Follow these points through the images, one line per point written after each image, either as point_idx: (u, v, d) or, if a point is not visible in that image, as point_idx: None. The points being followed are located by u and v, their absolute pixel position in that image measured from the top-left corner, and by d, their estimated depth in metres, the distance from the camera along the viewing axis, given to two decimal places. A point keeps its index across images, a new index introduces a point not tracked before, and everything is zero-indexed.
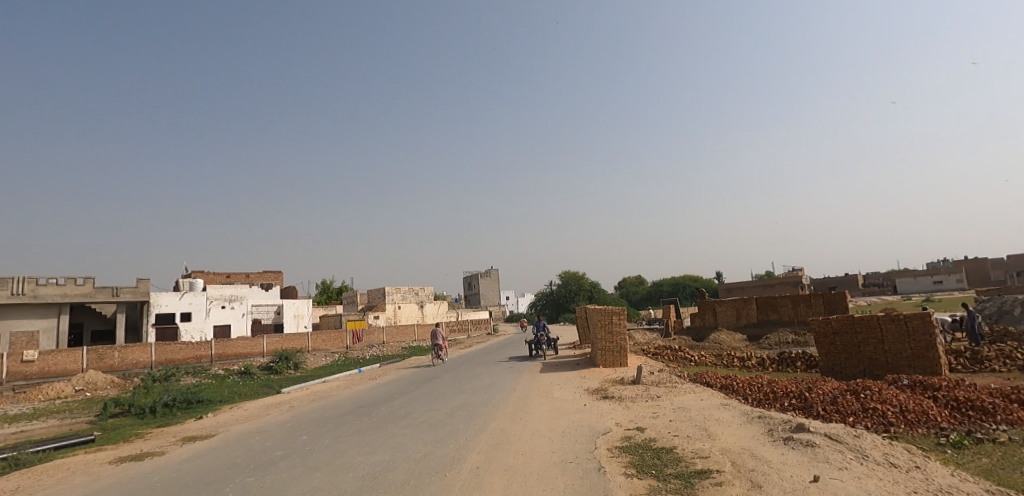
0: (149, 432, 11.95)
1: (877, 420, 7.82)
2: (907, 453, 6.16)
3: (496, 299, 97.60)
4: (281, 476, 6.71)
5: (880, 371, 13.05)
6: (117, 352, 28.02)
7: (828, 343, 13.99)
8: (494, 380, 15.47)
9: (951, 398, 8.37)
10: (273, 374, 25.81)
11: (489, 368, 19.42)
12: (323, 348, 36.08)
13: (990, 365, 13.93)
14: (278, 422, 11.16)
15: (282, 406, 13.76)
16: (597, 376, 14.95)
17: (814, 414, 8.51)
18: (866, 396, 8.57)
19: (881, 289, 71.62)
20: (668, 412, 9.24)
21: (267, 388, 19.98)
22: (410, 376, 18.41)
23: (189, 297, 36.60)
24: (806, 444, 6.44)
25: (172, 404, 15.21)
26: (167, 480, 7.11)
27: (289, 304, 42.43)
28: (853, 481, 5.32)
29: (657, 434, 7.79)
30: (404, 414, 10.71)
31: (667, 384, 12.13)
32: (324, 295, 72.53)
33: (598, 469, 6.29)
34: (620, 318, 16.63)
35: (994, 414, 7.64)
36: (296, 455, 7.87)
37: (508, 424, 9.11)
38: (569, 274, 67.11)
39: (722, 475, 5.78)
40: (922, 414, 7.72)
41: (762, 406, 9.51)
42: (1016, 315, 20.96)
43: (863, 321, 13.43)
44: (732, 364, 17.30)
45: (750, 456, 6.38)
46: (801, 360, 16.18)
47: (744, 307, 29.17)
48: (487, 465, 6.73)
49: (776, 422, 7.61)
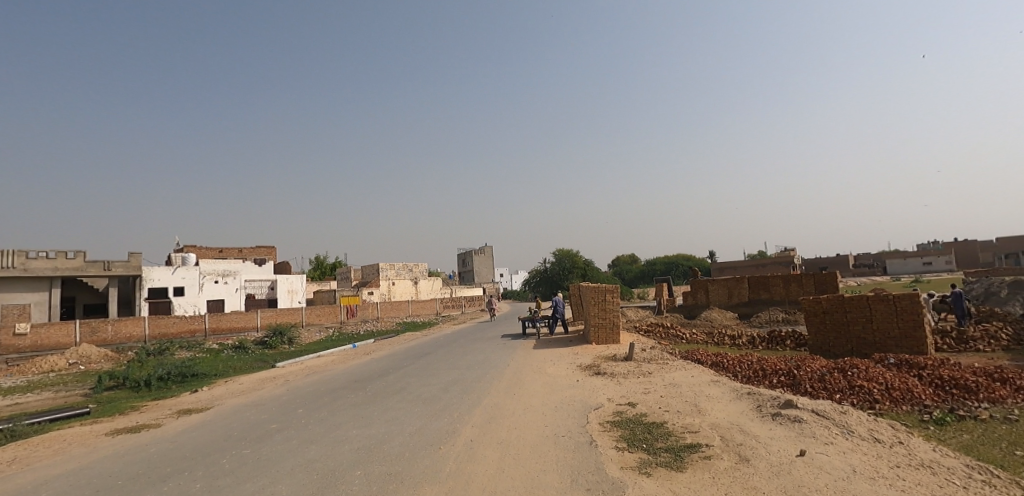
0: (143, 405, 11.98)
1: (863, 397, 7.98)
2: (891, 429, 6.30)
3: (490, 275, 97.99)
4: (277, 449, 6.79)
5: (867, 350, 13.25)
6: (111, 326, 27.99)
7: (819, 322, 14.17)
8: (488, 356, 15.51)
9: (935, 376, 8.53)
10: (267, 349, 25.86)
11: (484, 344, 19.64)
12: (317, 323, 36.10)
13: (975, 345, 14.19)
14: (274, 396, 11.26)
15: (278, 380, 13.92)
16: (590, 353, 15.03)
17: (802, 390, 8.66)
18: (853, 374, 8.71)
19: (871, 270, 72.55)
20: (660, 388, 9.37)
21: (261, 362, 20.08)
22: (403, 352, 18.47)
23: (182, 271, 36.52)
24: (793, 420, 6.58)
25: (168, 377, 15.25)
26: (162, 452, 7.16)
27: (282, 280, 42.28)
28: (838, 456, 5.46)
29: (648, 409, 7.92)
30: (399, 388, 10.79)
31: (659, 361, 12.27)
32: (317, 271, 72.60)
33: (590, 443, 6.41)
34: (614, 295, 16.83)
35: (977, 393, 7.83)
36: (292, 428, 7.95)
37: (502, 399, 9.22)
38: (562, 252, 67.52)
39: (711, 449, 5.91)
40: (907, 392, 7.89)
41: (751, 383, 9.66)
42: (1002, 297, 21.24)
43: (853, 301, 13.57)
44: (722, 342, 17.57)
45: (739, 431, 6.51)
46: (790, 338, 16.42)
47: (736, 286, 29.42)
48: (481, 439, 6.84)
49: (765, 398, 7.76)
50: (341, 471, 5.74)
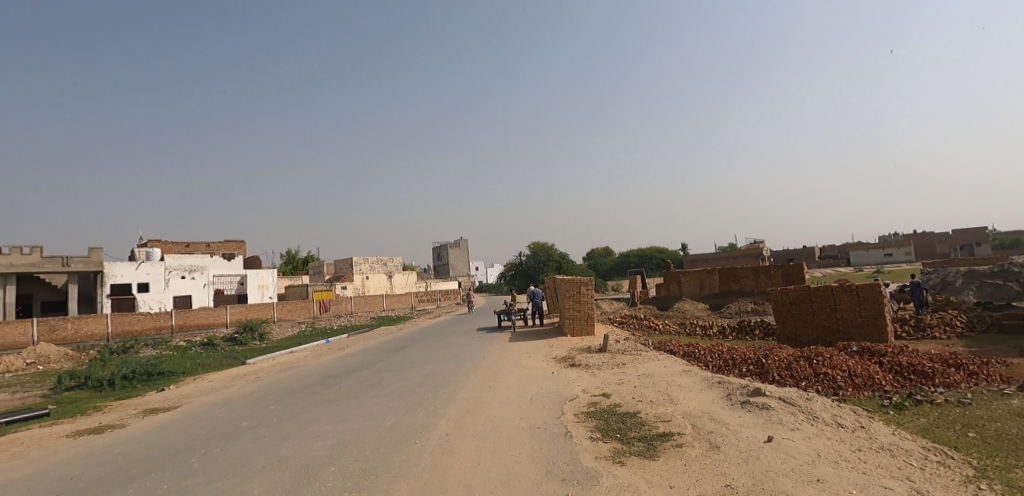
0: (107, 405, 11.61)
1: (827, 384, 8.25)
2: (853, 414, 6.54)
3: (465, 269, 97.75)
4: (248, 447, 6.67)
5: (832, 338, 13.68)
6: (71, 324, 27.00)
7: (786, 312, 14.56)
8: (464, 350, 15.50)
9: (895, 363, 8.88)
10: (237, 346, 25.34)
11: (460, 337, 19.62)
12: (289, 319, 35.51)
13: (932, 333, 14.81)
14: (245, 393, 11.06)
15: (249, 377, 13.66)
16: (565, 345, 15.15)
17: (770, 379, 8.90)
18: (818, 362, 9.00)
19: (836, 261, 74.86)
20: (633, 379, 9.51)
21: (231, 359, 19.63)
22: (378, 346, 18.32)
23: (146, 267, 35.42)
24: (761, 407, 6.76)
25: (132, 376, 14.81)
26: (128, 453, 6.96)
27: (252, 275, 41.39)
28: (804, 441, 5.63)
29: (622, 399, 8.03)
30: (374, 384, 10.70)
31: (632, 352, 12.45)
32: (288, 266, 71.26)
33: (565, 433, 6.48)
34: (588, 288, 16.99)
35: (934, 378, 8.18)
36: (264, 426, 7.82)
37: (478, 392, 9.23)
38: (537, 245, 67.67)
39: (683, 437, 6.04)
40: (868, 378, 8.19)
41: (722, 372, 9.90)
42: (957, 286, 22.18)
43: (819, 291, 13.99)
44: (694, 332, 17.93)
45: (710, 419, 6.67)
46: (759, 328, 16.85)
47: (707, 278, 30.00)
48: (457, 432, 6.84)
49: (735, 387, 7.95)
50: (315, 468, 5.67)
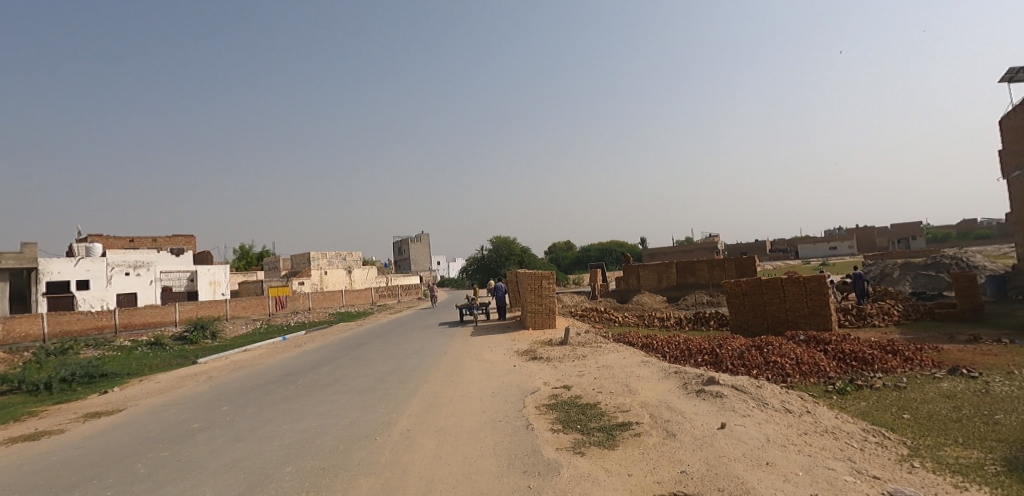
0: (44, 409, 10.98)
1: (777, 371, 8.62)
2: (800, 399, 6.86)
3: (426, 263, 96.92)
4: (200, 449, 6.44)
5: (781, 327, 14.28)
6: (2, 325, 25.35)
7: (738, 303, 15.10)
8: (426, 345, 15.40)
9: (838, 350, 9.36)
10: (187, 345, 24.36)
11: (421, 332, 19.48)
12: (243, 316, 34.39)
13: (872, 321, 15.67)
14: (196, 393, 10.66)
15: (200, 377, 13.18)
16: (527, 338, 15.26)
17: (723, 368, 9.23)
18: (768, 351, 9.39)
19: (785, 254, 78.05)
20: (594, 370, 9.68)
21: (181, 359, 18.88)
22: (337, 343, 17.98)
23: (86, 263, 33.57)
24: (715, 395, 7.00)
25: (72, 379, 14.06)
26: (68, 459, 6.60)
27: (202, 271, 39.84)
28: (754, 427, 5.87)
29: (582, 391, 8.16)
30: (333, 381, 10.50)
31: (593, 344, 12.65)
32: (241, 262, 68.93)
33: (526, 426, 6.54)
34: (550, 282, 17.14)
35: (873, 364, 8.67)
36: (217, 427, 7.57)
37: (440, 387, 9.20)
38: (499, 239, 67.67)
39: (641, 426, 6.19)
40: (814, 365, 8.60)
41: (678, 362, 10.19)
42: (895, 277, 23.51)
43: (769, 283, 14.56)
44: (652, 323, 18.37)
45: (666, 408, 6.86)
46: (713, 319, 17.42)
47: (665, 271, 30.75)
48: (418, 428, 6.80)
49: (691, 376, 8.21)
50: (272, 469, 5.54)
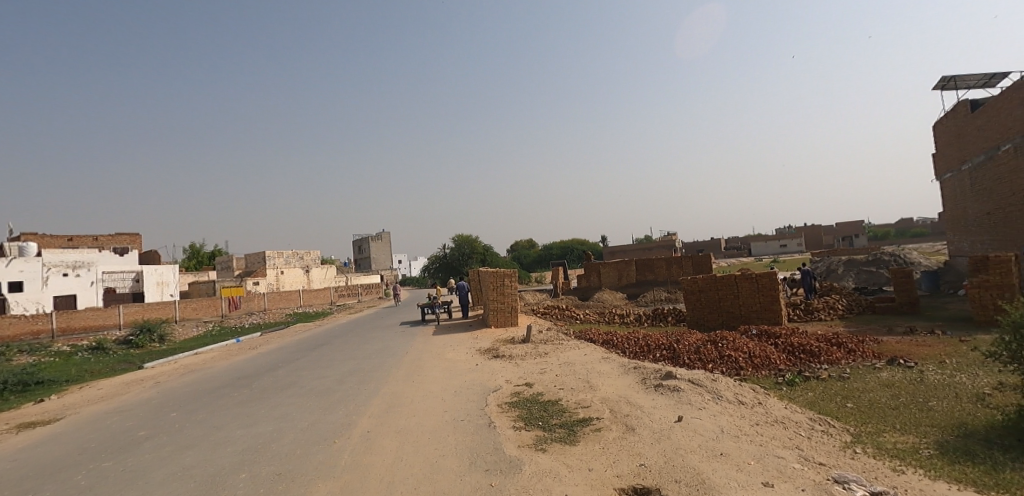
0: None
1: (730, 365, 8.92)
2: (752, 391, 7.12)
3: (387, 262, 95.54)
4: (146, 458, 6.15)
5: (735, 323, 14.77)
6: None
7: (695, 299, 15.52)
8: (386, 345, 15.18)
9: (787, 344, 9.76)
10: (132, 349, 23.22)
11: (382, 332, 19.17)
12: (193, 318, 33.02)
13: (819, 315, 16.41)
14: (142, 399, 10.16)
15: (146, 382, 12.58)
16: (489, 337, 15.26)
17: (680, 362, 9.49)
18: (723, 345, 9.71)
19: (739, 252, 80.76)
20: (555, 368, 9.75)
21: (125, 364, 17.98)
22: (294, 344, 17.50)
23: (19, 264, 31.53)
24: (672, 389, 7.18)
25: (3, 387, 13.18)
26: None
27: (149, 271, 38.05)
28: (709, 419, 6.05)
29: (544, 388, 8.22)
30: (289, 383, 10.21)
31: (554, 341, 12.75)
32: (191, 262, 66.18)
33: (488, 424, 6.55)
34: (512, 280, 17.18)
35: (819, 356, 9.09)
36: (165, 434, 7.24)
37: (401, 387, 9.08)
38: (461, 237, 67.27)
39: (601, 422, 6.29)
40: (766, 359, 8.94)
41: (638, 358, 10.40)
42: (839, 274, 24.67)
43: (723, 280, 15.03)
44: (612, 320, 18.68)
45: (626, 403, 6.99)
46: (671, 315, 17.86)
47: (625, 268, 31.29)
48: (379, 429, 6.70)
49: (649, 371, 8.39)
50: (224, 476, 5.34)
